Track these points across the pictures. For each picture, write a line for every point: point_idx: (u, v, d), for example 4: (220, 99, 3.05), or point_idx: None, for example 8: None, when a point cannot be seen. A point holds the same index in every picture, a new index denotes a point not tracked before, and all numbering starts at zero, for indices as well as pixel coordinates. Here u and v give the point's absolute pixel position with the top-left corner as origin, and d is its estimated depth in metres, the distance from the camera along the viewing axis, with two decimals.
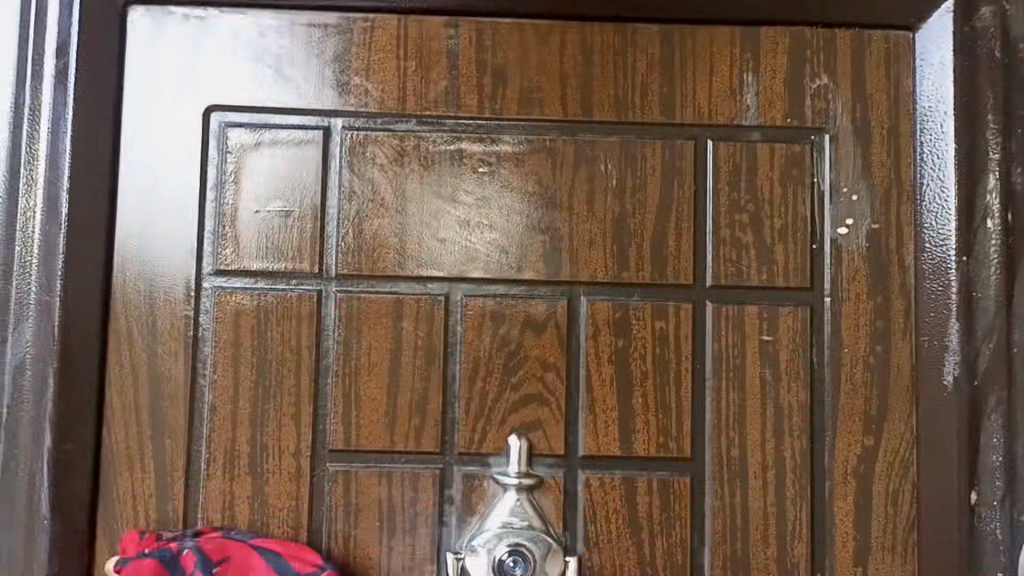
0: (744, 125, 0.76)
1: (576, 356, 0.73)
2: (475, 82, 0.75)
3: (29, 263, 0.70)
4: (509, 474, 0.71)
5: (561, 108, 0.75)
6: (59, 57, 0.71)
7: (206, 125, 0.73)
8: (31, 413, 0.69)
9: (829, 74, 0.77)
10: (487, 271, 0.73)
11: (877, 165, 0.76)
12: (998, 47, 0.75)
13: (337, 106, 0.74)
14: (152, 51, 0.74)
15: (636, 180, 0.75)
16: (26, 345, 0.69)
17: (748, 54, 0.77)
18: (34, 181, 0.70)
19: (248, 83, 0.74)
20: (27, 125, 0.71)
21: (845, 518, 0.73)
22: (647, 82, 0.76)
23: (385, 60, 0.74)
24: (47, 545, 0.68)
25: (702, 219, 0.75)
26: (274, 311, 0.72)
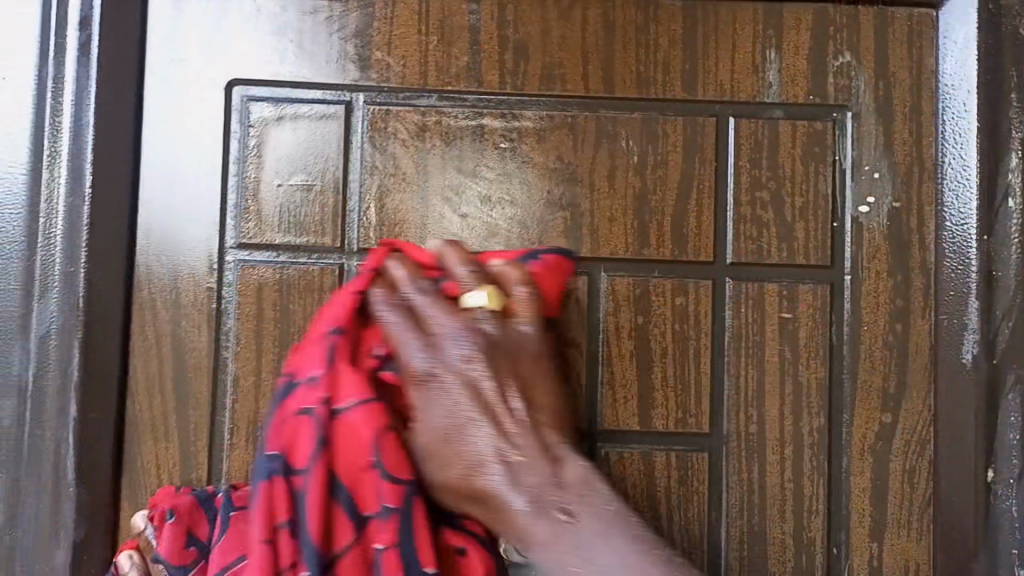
0: (766, 102, 0.76)
1: (596, 332, 0.73)
2: (496, 57, 0.75)
3: (54, 233, 0.70)
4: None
5: (582, 84, 0.75)
6: (82, 30, 0.71)
7: (228, 99, 0.73)
8: (57, 384, 0.69)
9: (852, 51, 0.77)
10: (508, 247, 0.74)
11: (898, 143, 0.76)
12: None
13: (359, 81, 0.74)
14: (173, 24, 0.73)
15: (657, 157, 0.75)
16: (52, 315, 0.70)
17: (770, 31, 0.76)
18: (57, 153, 0.71)
19: (270, 57, 0.74)
20: (50, 97, 0.71)
21: (862, 494, 0.74)
22: (669, 58, 0.76)
23: (406, 35, 0.74)
24: (74, 512, 0.69)
25: (723, 197, 0.75)
26: (297, 284, 0.72)
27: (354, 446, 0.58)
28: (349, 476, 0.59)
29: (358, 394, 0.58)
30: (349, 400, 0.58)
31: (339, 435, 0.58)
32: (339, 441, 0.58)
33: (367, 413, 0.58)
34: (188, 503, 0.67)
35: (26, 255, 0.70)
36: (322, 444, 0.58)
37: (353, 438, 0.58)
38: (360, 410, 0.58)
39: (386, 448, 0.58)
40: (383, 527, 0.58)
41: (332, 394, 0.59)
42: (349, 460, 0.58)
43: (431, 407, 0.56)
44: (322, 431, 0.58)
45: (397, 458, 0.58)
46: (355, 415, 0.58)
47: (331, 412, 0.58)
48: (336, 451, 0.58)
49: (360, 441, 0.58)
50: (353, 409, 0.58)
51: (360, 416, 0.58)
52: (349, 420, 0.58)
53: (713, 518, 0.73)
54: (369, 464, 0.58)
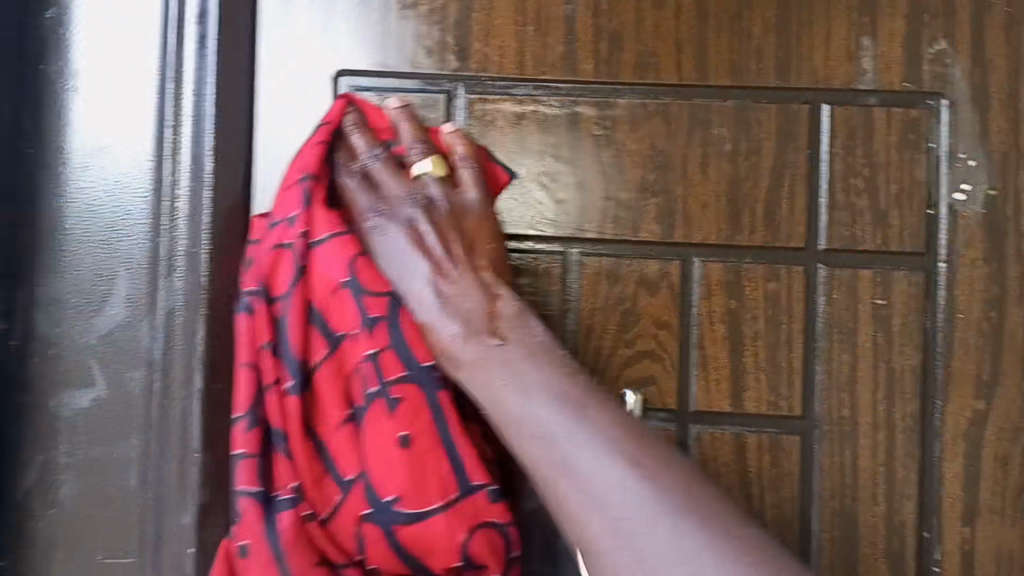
0: (861, 89, 0.76)
1: (688, 315, 0.75)
2: (592, 47, 0.77)
3: (177, 216, 0.73)
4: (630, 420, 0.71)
5: (676, 73, 0.76)
6: (200, 23, 0.73)
7: (335, 90, 0.77)
8: (181, 360, 0.73)
9: (947, 38, 0.77)
10: (603, 231, 0.76)
11: (995, 130, 0.76)
12: None
13: (459, 71, 0.76)
14: (284, 19, 0.77)
15: (750, 143, 0.76)
16: (176, 295, 0.73)
17: (865, 18, 0.77)
18: (178, 141, 0.73)
19: (374, 49, 0.77)
20: (172, 86, 0.73)
21: (954, 480, 0.74)
22: (763, 47, 0.77)
23: (505, 26, 0.77)
24: (196, 482, 0.72)
25: (816, 184, 0.76)
26: None
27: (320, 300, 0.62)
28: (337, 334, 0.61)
29: (332, 242, 0.62)
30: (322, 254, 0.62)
31: (342, 292, 0.61)
32: (328, 296, 0.62)
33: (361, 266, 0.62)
34: None
35: (151, 238, 0.74)
36: (325, 309, 0.62)
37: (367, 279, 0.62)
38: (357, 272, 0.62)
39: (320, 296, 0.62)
40: (337, 382, 0.61)
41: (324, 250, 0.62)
42: (338, 292, 0.61)
43: (391, 258, 0.61)
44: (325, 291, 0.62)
45: (325, 283, 0.62)
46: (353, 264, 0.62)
47: (329, 276, 0.62)
48: (337, 306, 0.61)
49: (341, 295, 0.61)
50: (336, 270, 0.62)
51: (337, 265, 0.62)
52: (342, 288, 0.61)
53: (805, 500, 0.74)
54: (343, 317, 0.61)
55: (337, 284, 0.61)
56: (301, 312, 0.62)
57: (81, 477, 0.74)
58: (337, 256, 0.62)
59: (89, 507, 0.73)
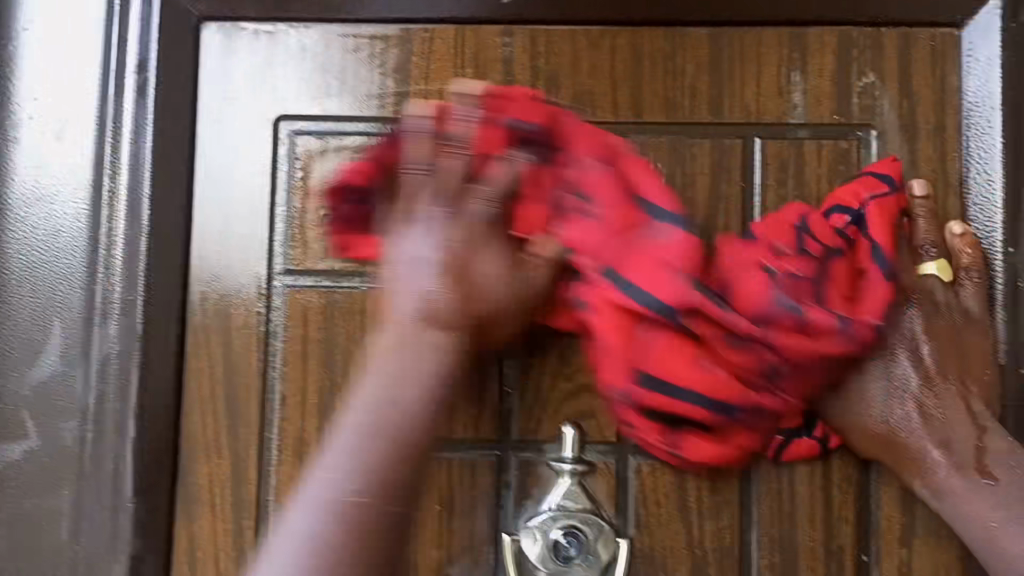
0: (791, 122, 0.78)
1: None
2: (529, 88, 0.78)
3: (113, 262, 0.75)
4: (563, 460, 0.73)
5: (612, 112, 0.78)
6: (140, 72, 0.76)
7: (276, 134, 0.78)
8: (117, 407, 0.74)
9: (875, 71, 0.79)
10: None
11: (923, 159, 0.78)
12: None
13: (397, 114, 0.78)
14: (226, 65, 0.78)
15: (684, 177, 0.77)
16: (112, 343, 0.74)
17: (795, 54, 0.79)
18: (117, 190, 0.75)
19: (314, 93, 0.78)
20: (110, 136, 0.76)
21: (891, 503, 0.74)
22: (696, 84, 0.78)
23: (443, 68, 0.78)
24: (132, 526, 0.73)
25: (749, 217, 0.77)
26: (340, 307, 0.75)
27: (800, 268, 0.70)
28: (841, 294, 0.70)
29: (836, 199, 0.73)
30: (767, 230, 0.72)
31: (824, 232, 0.72)
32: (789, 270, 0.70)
33: (811, 224, 0.72)
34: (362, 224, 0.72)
35: (88, 283, 0.75)
36: (811, 268, 0.70)
37: (817, 224, 0.72)
38: (787, 240, 0.72)
39: (824, 250, 0.71)
40: (829, 321, 0.68)
41: (813, 229, 0.72)
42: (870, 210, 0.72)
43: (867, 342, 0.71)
44: (800, 262, 0.70)
45: (813, 260, 0.70)
46: (814, 219, 0.73)
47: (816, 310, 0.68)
48: (803, 271, 0.70)
49: (815, 255, 0.71)
50: (799, 260, 0.70)
51: (812, 224, 0.72)
52: (784, 266, 0.70)
53: (744, 529, 0.74)
54: (722, 316, 0.67)
55: (813, 233, 0.72)
56: (795, 288, 0.69)
57: (17, 525, 0.74)
58: (759, 254, 0.71)
59: (31, 548, 0.74)
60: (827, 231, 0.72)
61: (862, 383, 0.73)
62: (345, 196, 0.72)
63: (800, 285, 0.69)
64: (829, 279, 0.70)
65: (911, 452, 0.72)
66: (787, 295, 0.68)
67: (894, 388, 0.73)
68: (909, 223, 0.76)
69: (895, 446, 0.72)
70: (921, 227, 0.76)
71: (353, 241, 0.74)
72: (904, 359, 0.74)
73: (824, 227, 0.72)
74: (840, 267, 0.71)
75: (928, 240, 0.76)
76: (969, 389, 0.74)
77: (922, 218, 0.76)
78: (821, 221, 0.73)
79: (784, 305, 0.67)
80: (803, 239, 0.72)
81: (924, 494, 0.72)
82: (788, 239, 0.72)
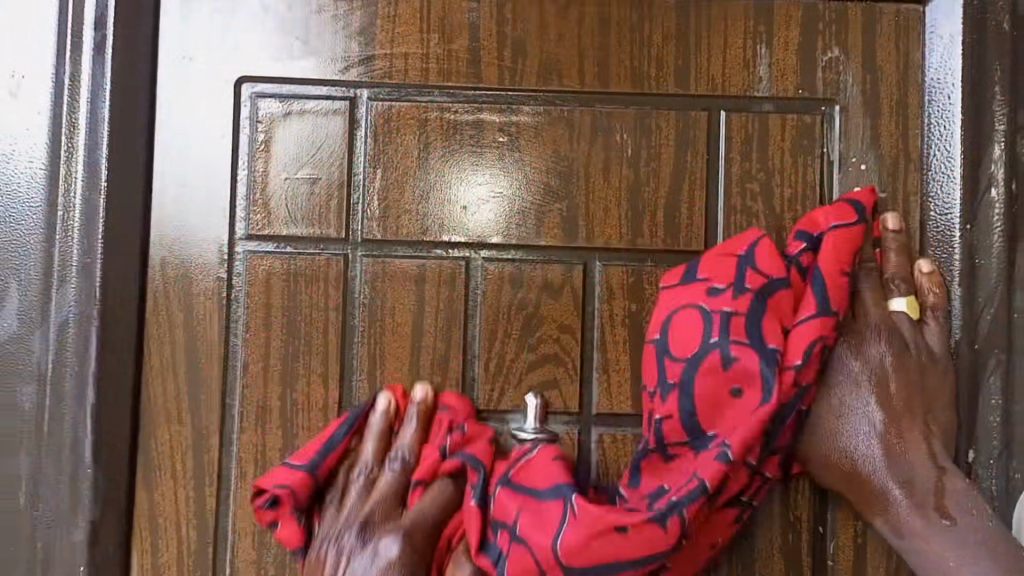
0: (756, 96, 0.78)
1: (589, 319, 0.77)
2: (495, 54, 0.77)
3: (70, 224, 0.73)
4: (523, 430, 0.74)
5: (578, 80, 0.78)
6: (96, 30, 0.74)
7: (238, 96, 0.76)
8: (75, 372, 0.72)
9: (840, 46, 0.79)
10: (506, 237, 0.77)
11: (885, 135, 0.79)
12: (1007, 20, 0.77)
13: (362, 78, 0.77)
14: (186, 23, 0.77)
15: (650, 149, 0.77)
16: (70, 306, 0.73)
17: (761, 27, 0.79)
18: (74, 151, 0.74)
19: (277, 56, 0.77)
20: (67, 95, 0.74)
21: None
22: (662, 54, 0.78)
23: (409, 32, 0.77)
24: (92, 493, 0.72)
25: (714, 189, 0.78)
26: (303, 274, 0.75)
27: (768, 316, 0.66)
28: (819, 326, 0.67)
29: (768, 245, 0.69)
30: (717, 270, 0.69)
31: (775, 273, 0.68)
32: (763, 313, 0.66)
33: (759, 262, 0.68)
34: (304, 478, 0.70)
35: (45, 246, 0.74)
36: (784, 309, 0.68)
37: (765, 265, 0.68)
38: (752, 281, 0.67)
39: (780, 289, 0.68)
40: (819, 352, 0.67)
41: (761, 270, 0.68)
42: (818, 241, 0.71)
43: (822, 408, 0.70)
44: (776, 299, 0.67)
45: (780, 302, 0.68)
46: (761, 248, 0.69)
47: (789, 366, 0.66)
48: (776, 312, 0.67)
49: (771, 297, 0.67)
50: (769, 300, 0.67)
51: (758, 266, 0.68)
52: (753, 313, 0.66)
53: None
54: (726, 391, 0.66)
55: (759, 281, 0.67)
56: (768, 335, 0.66)
57: None
58: (695, 294, 0.68)
59: None
60: (777, 281, 0.68)
61: (826, 399, 0.70)
62: (344, 438, 0.72)
63: (776, 309, 0.67)
64: (826, 301, 0.68)
65: (872, 490, 0.70)
66: (774, 340, 0.66)
67: (856, 425, 0.70)
68: (881, 255, 0.75)
69: (857, 487, 0.71)
70: (893, 260, 0.74)
71: (280, 518, 0.71)
72: (867, 393, 0.70)
73: (775, 262, 0.68)
74: (823, 314, 0.67)
75: (900, 275, 0.74)
76: (931, 426, 0.71)
77: (891, 240, 0.74)
78: (770, 257, 0.69)
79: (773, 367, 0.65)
80: (756, 283, 0.67)
81: (884, 528, 0.71)
82: (746, 296, 0.67)
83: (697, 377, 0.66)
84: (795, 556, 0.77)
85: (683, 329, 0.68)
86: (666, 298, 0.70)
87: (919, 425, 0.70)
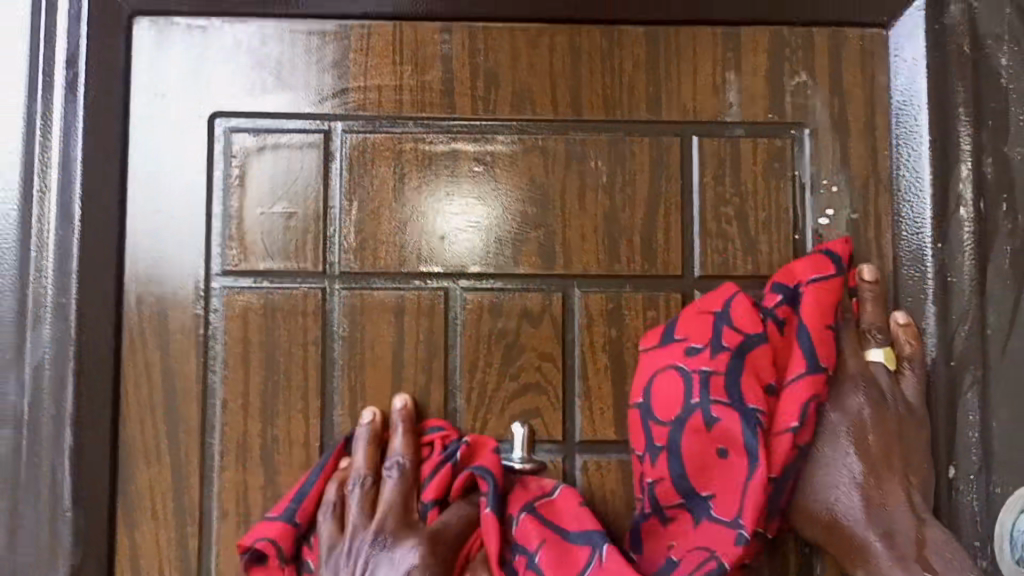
0: (727, 121, 0.79)
1: (570, 347, 0.77)
2: (469, 85, 0.78)
3: (44, 264, 0.72)
4: (511, 459, 0.74)
5: (552, 109, 0.78)
6: (69, 68, 0.74)
7: (212, 131, 0.76)
8: (52, 414, 0.71)
9: (807, 70, 0.81)
10: (484, 266, 0.77)
11: (854, 156, 0.80)
12: (967, 42, 0.78)
13: (336, 111, 0.77)
14: (158, 61, 0.76)
15: (625, 175, 0.78)
16: (45, 347, 0.72)
17: (729, 53, 0.80)
18: (47, 190, 0.73)
19: (251, 90, 0.76)
20: (39, 134, 0.74)
21: None
22: (634, 81, 0.79)
23: (382, 65, 0.77)
24: (70, 538, 0.71)
25: (689, 213, 0.78)
26: (281, 309, 0.74)
27: (752, 379, 0.68)
28: (805, 386, 0.69)
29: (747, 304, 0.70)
30: (695, 328, 0.70)
31: (755, 333, 0.69)
32: (746, 374, 0.68)
33: (736, 320, 0.70)
34: (281, 527, 0.70)
35: (19, 287, 0.73)
36: (766, 371, 0.69)
37: (742, 324, 0.70)
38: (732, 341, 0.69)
39: (761, 349, 0.69)
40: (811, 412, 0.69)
41: (739, 330, 0.69)
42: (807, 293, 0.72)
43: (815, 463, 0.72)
44: (756, 359, 0.69)
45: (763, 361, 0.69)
46: (738, 304, 0.70)
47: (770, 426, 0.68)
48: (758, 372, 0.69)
49: (750, 356, 0.69)
50: (749, 361, 0.69)
51: (735, 324, 0.69)
52: (734, 375, 0.68)
53: None
54: (713, 452, 0.68)
55: (738, 341, 0.69)
56: (749, 397, 0.67)
57: None
58: (673, 354, 0.70)
59: None
60: (755, 340, 0.69)
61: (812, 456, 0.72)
62: (315, 484, 0.71)
63: (755, 370, 0.69)
64: (814, 356, 0.70)
65: (851, 541, 0.70)
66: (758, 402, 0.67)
67: (840, 475, 0.71)
68: (857, 304, 0.77)
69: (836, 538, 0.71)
70: (869, 309, 0.76)
71: None
72: (847, 444, 0.71)
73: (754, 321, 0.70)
74: (811, 372, 0.70)
75: (876, 325, 0.76)
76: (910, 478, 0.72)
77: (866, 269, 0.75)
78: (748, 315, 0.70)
79: (756, 432, 0.66)
80: (736, 342, 0.69)
81: None
82: (727, 358, 0.68)
83: (682, 438, 0.68)
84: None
85: (661, 399, 0.70)
86: (647, 357, 0.72)
87: (898, 475, 0.71)
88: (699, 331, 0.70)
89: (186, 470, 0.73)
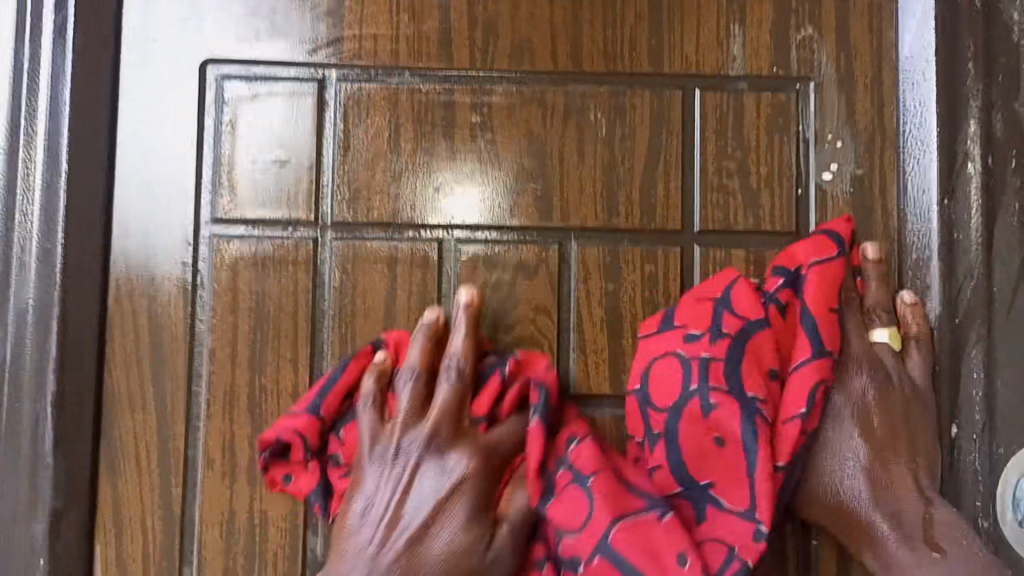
0: (731, 74, 0.78)
1: (566, 302, 0.75)
2: (466, 35, 0.76)
3: (29, 208, 0.70)
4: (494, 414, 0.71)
5: (551, 61, 0.77)
6: (57, 13, 0.71)
7: (203, 79, 0.75)
8: (35, 362, 0.69)
9: (813, 24, 0.79)
10: (480, 219, 0.75)
11: (860, 112, 0.78)
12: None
13: (330, 59, 0.75)
14: (151, 7, 0.75)
15: (625, 129, 0.76)
16: (29, 294, 0.70)
17: (734, 6, 0.78)
18: (33, 133, 0.71)
19: (244, 37, 0.75)
20: (26, 77, 0.71)
21: None
22: (635, 33, 0.77)
23: (378, 13, 0.76)
24: (52, 488, 0.69)
25: (690, 167, 0.77)
26: (271, 258, 0.73)
27: (747, 374, 0.66)
28: (815, 374, 0.67)
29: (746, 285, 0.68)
30: (692, 314, 0.68)
31: (754, 326, 0.67)
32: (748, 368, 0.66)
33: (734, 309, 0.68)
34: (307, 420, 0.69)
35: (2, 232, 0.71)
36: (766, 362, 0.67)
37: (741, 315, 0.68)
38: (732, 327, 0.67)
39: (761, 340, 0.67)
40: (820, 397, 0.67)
41: (743, 318, 0.67)
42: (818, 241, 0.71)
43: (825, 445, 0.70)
44: (752, 351, 0.67)
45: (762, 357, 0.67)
46: (739, 289, 0.68)
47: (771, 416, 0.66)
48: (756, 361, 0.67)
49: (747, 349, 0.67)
50: (744, 353, 0.67)
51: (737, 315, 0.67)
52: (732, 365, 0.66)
53: None
54: (709, 442, 0.66)
55: (738, 330, 0.67)
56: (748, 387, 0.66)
57: None
58: (672, 341, 0.68)
59: None
60: (758, 336, 0.67)
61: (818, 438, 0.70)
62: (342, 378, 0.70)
63: (755, 355, 0.67)
64: (820, 342, 0.68)
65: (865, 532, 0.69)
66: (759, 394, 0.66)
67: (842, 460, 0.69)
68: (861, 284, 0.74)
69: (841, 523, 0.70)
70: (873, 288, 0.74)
71: (292, 472, 0.71)
72: (851, 427, 0.70)
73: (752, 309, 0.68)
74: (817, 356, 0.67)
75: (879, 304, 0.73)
76: (919, 459, 0.70)
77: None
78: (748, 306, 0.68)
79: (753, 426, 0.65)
80: (735, 334, 0.67)
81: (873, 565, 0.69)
82: (728, 350, 0.66)
83: (681, 425, 0.66)
84: (779, 540, 0.75)
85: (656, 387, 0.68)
86: (646, 339, 0.70)
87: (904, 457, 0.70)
88: (695, 319, 0.68)
89: (172, 421, 0.72)
